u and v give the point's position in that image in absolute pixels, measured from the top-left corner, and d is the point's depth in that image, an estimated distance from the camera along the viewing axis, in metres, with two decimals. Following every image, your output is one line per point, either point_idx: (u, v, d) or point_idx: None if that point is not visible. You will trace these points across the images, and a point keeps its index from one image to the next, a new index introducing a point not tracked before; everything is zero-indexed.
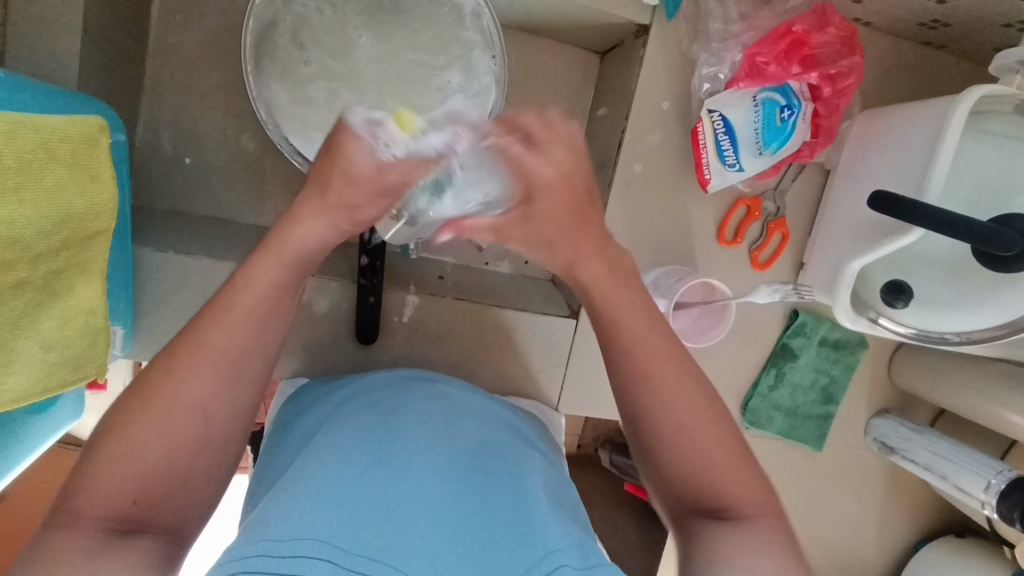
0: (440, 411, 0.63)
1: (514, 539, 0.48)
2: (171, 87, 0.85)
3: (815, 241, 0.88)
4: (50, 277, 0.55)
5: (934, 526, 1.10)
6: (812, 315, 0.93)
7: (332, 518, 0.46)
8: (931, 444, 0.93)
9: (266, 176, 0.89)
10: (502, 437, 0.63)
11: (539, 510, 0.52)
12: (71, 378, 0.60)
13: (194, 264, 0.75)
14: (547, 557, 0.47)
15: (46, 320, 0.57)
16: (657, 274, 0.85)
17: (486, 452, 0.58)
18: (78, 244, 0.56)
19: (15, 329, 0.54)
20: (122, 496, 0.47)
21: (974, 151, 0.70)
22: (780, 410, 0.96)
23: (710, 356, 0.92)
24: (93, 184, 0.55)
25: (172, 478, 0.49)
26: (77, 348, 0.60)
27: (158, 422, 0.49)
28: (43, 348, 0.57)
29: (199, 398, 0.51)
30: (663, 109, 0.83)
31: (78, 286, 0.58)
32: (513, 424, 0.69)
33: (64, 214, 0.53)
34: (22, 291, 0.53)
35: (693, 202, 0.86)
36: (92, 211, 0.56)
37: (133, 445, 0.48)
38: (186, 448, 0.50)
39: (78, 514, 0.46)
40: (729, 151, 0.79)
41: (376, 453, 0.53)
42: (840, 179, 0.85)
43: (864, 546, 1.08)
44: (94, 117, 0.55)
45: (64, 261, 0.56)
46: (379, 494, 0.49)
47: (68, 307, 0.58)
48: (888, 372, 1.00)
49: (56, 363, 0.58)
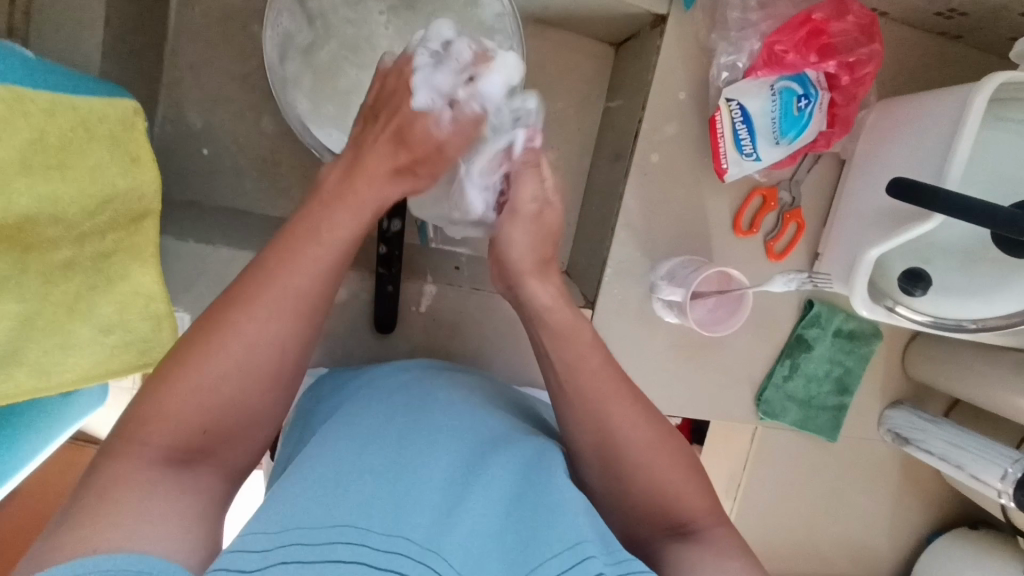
0: (462, 404, 0.63)
1: (544, 530, 0.48)
2: (189, 76, 0.85)
3: (831, 231, 0.88)
4: (98, 259, 0.57)
5: (947, 518, 1.11)
6: (827, 306, 0.93)
7: (358, 505, 0.46)
8: (945, 434, 0.94)
9: (282, 167, 0.89)
10: (522, 427, 0.64)
11: (572, 500, 0.52)
12: (133, 364, 0.60)
13: (213, 253, 0.75)
14: (579, 546, 0.46)
15: (103, 304, 0.58)
16: (673, 264, 0.85)
17: (511, 442, 0.58)
18: (126, 226, 0.58)
19: (71, 312, 0.55)
20: (192, 425, 0.49)
21: (993, 140, 0.71)
22: (794, 401, 0.96)
23: (725, 345, 0.92)
24: (134, 167, 0.57)
25: (238, 418, 0.52)
26: (140, 331, 0.60)
27: (237, 359, 0.51)
28: (101, 331, 0.58)
29: (267, 342, 0.52)
30: (680, 99, 0.83)
31: (132, 272, 0.59)
32: (532, 415, 0.71)
33: (109, 194, 0.55)
34: (72, 272, 0.55)
35: (709, 191, 0.87)
36: (135, 190, 0.58)
37: (207, 381, 0.50)
38: (259, 386, 0.52)
39: (148, 439, 0.48)
40: (746, 140, 0.79)
41: (397, 443, 0.54)
42: (857, 170, 0.85)
43: (876, 538, 1.09)
44: (128, 101, 0.57)
45: (110, 243, 0.57)
46: (402, 486, 0.49)
47: (125, 291, 0.59)
48: (902, 363, 1.01)
49: (115, 346, 0.59)
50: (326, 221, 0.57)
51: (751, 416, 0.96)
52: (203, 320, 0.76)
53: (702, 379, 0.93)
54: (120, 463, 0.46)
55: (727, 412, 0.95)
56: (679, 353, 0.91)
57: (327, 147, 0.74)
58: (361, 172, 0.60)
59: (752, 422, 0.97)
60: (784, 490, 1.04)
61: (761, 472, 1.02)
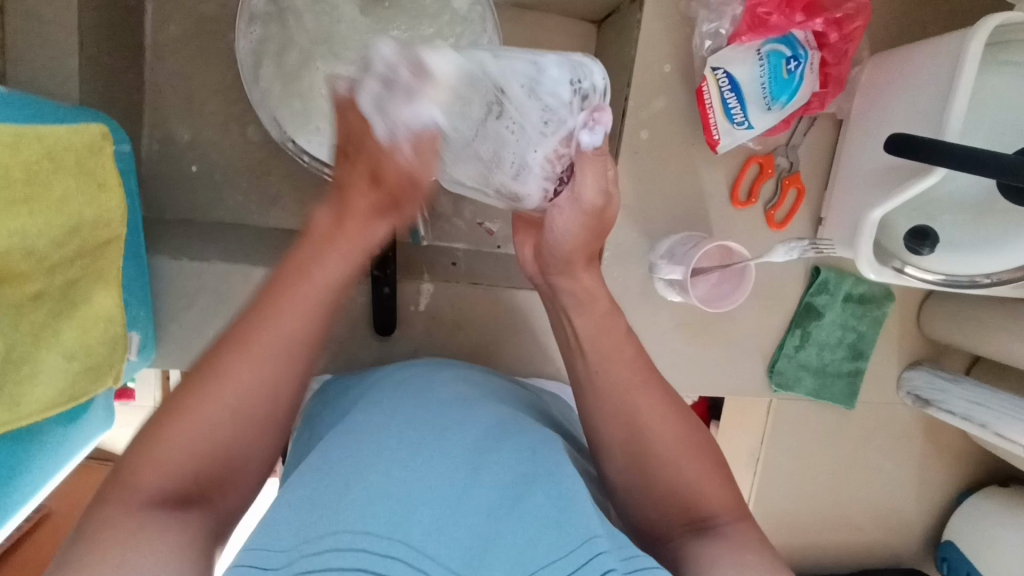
0: (465, 396, 0.63)
1: (551, 526, 0.48)
2: (171, 95, 0.85)
3: (833, 195, 0.85)
4: (66, 286, 0.55)
5: (977, 478, 1.09)
6: (834, 271, 0.91)
7: (366, 507, 0.46)
8: (967, 393, 0.91)
9: (271, 176, 0.89)
10: (522, 416, 0.64)
11: (578, 497, 0.52)
12: (91, 386, 0.60)
13: (208, 268, 0.75)
14: (588, 543, 0.46)
15: (67, 331, 0.56)
16: (673, 242, 0.84)
17: (512, 432, 0.58)
18: (93, 253, 0.57)
19: (37, 340, 0.54)
20: (185, 469, 0.51)
21: (997, 85, 0.67)
22: (808, 370, 0.94)
23: (731, 320, 0.91)
24: (102, 194, 0.56)
25: (230, 478, 0.53)
26: (98, 355, 0.60)
27: (222, 400, 0.53)
28: (67, 358, 0.56)
29: (254, 389, 0.54)
30: (666, 72, 0.81)
31: (95, 295, 0.59)
32: (537, 404, 0.71)
33: (77, 223, 0.54)
34: (40, 302, 0.53)
35: (703, 164, 0.85)
36: (102, 219, 0.57)
37: (199, 423, 0.52)
38: (247, 432, 0.53)
39: (138, 484, 0.49)
40: (737, 109, 0.77)
41: (400, 443, 0.53)
42: (855, 128, 0.82)
43: (904, 502, 1.08)
44: (96, 125, 0.56)
45: (78, 270, 0.56)
46: (409, 481, 0.49)
47: (87, 316, 0.58)
48: (917, 324, 0.98)
49: (78, 372, 0.58)
50: (315, 267, 0.58)
51: (763, 389, 0.95)
52: (204, 336, 0.76)
53: (711, 356, 0.91)
54: (108, 511, 0.47)
55: (740, 386, 0.94)
56: (686, 331, 0.90)
57: (314, 155, 0.74)
58: (346, 214, 0.60)
59: (766, 395, 0.96)
60: (804, 461, 1.03)
61: (778, 445, 1.01)
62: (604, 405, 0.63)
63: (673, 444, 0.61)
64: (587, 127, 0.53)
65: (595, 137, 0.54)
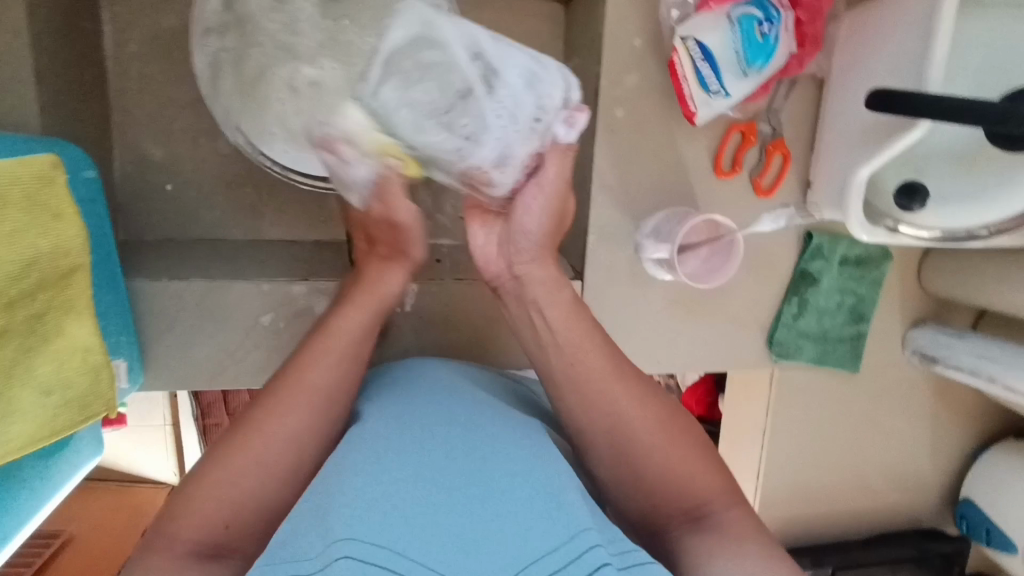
0: (455, 392, 0.62)
1: (544, 521, 0.47)
2: (139, 115, 0.84)
3: (819, 158, 0.83)
4: (32, 321, 0.54)
5: (992, 432, 1.07)
6: (828, 235, 0.89)
7: (355, 514, 0.45)
8: (973, 348, 0.89)
9: (247, 188, 0.88)
10: (517, 409, 0.63)
11: (571, 491, 0.51)
12: (78, 418, 0.59)
13: (189, 287, 0.75)
14: (579, 536, 0.45)
15: (39, 366, 0.56)
16: (657, 220, 0.82)
17: (505, 425, 0.57)
18: (56, 284, 0.55)
19: (9, 380, 0.53)
20: (213, 519, 0.51)
21: (978, 29, 0.65)
22: (808, 338, 0.92)
23: (724, 294, 0.89)
24: (56, 224, 0.54)
25: (252, 512, 0.52)
26: (80, 387, 0.59)
27: (249, 449, 0.54)
28: (43, 393, 0.56)
29: (284, 440, 0.55)
30: (636, 46, 0.79)
31: (67, 328, 0.57)
32: (529, 398, 0.70)
33: (33, 255, 0.53)
34: (8, 339, 0.53)
35: (682, 137, 0.82)
36: (61, 249, 0.55)
37: (228, 475, 0.52)
38: (274, 479, 0.53)
39: (174, 532, 0.50)
40: (711, 78, 0.75)
41: (388, 446, 0.52)
42: (837, 86, 0.80)
43: (918, 463, 1.06)
44: (45, 155, 0.54)
45: (42, 304, 0.55)
46: (398, 484, 0.48)
47: (62, 348, 0.57)
48: (918, 281, 0.96)
49: (58, 406, 0.57)
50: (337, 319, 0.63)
51: (764, 360, 0.93)
52: (193, 356, 0.76)
53: (708, 332, 0.90)
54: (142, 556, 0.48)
55: (740, 360, 0.92)
56: (679, 309, 0.88)
57: (283, 164, 0.74)
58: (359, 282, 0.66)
59: (767, 367, 0.94)
60: (813, 430, 1.01)
61: (784, 416, 0.99)
62: (586, 396, 0.61)
63: (655, 430, 0.60)
64: (565, 124, 0.60)
65: (571, 134, 0.61)
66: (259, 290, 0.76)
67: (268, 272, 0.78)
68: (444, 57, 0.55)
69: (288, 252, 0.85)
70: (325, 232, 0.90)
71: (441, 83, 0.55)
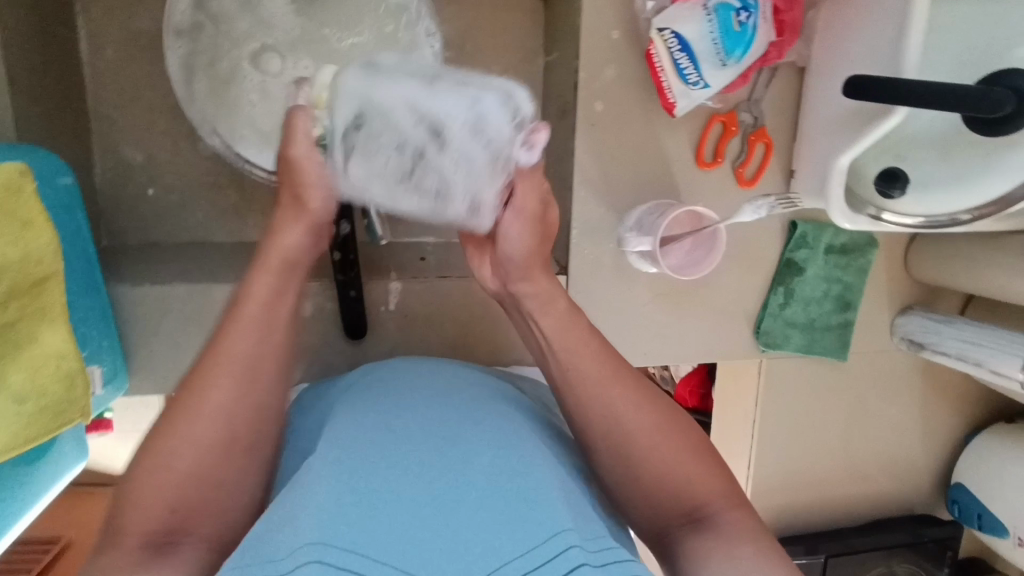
0: (440, 390, 0.62)
1: (520, 521, 0.47)
2: (118, 120, 0.84)
3: (801, 147, 0.82)
4: (4, 329, 0.55)
5: (983, 416, 1.07)
6: (812, 224, 0.88)
7: (333, 519, 0.45)
8: (960, 332, 0.89)
9: (228, 190, 0.88)
10: (499, 402, 0.64)
11: (549, 489, 0.51)
12: (53, 426, 0.59)
13: (171, 291, 0.75)
14: (556, 537, 0.46)
15: (13, 374, 0.56)
16: (640, 213, 0.82)
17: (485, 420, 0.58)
18: (29, 292, 0.56)
19: None
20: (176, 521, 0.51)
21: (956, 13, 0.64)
22: (795, 327, 0.92)
23: (710, 284, 0.89)
24: (27, 231, 0.55)
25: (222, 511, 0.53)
26: (54, 395, 0.59)
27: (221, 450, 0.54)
28: (16, 402, 0.56)
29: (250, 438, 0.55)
30: (614, 38, 0.79)
31: (41, 335, 0.58)
32: (515, 394, 0.70)
33: (3, 263, 0.53)
34: None
35: (663, 128, 0.82)
36: (32, 257, 0.56)
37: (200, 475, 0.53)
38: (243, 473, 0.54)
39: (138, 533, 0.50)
40: (689, 68, 0.74)
41: (369, 447, 0.53)
42: (817, 74, 0.79)
43: (910, 448, 1.06)
44: (13, 163, 0.55)
45: (14, 311, 0.55)
46: (377, 487, 0.48)
47: (34, 356, 0.57)
48: (905, 268, 0.96)
49: (32, 414, 0.57)
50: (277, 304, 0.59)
51: (752, 350, 0.93)
52: (177, 359, 0.76)
53: (694, 323, 0.90)
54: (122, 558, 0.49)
55: (727, 350, 0.92)
56: (665, 301, 0.88)
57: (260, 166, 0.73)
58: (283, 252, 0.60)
59: (755, 356, 0.94)
60: (802, 418, 1.01)
61: (773, 404, 0.99)
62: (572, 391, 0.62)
63: (655, 433, 0.60)
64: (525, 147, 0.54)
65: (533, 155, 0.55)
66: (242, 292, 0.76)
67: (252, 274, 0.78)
68: (386, 128, 0.51)
69: None
70: None
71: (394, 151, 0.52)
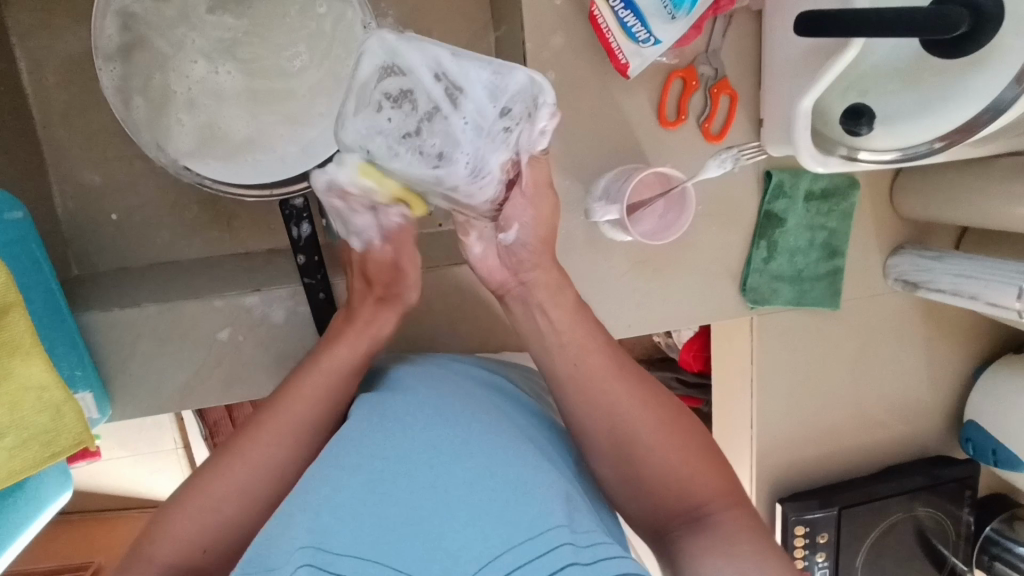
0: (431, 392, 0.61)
1: (511, 515, 0.46)
2: (72, 148, 0.84)
3: (767, 93, 0.79)
4: None
5: (991, 350, 1.04)
6: (788, 171, 0.86)
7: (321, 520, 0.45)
8: (951, 267, 0.86)
9: (192, 206, 0.88)
10: (492, 399, 0.63)
11: (537, 484, 0.50)
12: (43, 457, 0.59)
13: (141, 314, 0.74)
14: (543, 532, 0.45)
15: None
16: (607, 181, 0.79)
17: (483, 418, 0.57)
18: None
19: None
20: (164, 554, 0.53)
21: None
22: (783, 279, 0.90)
23: (688, 245, 0.87)
24: None
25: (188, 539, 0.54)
26: (38, 426, 0.59)
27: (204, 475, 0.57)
28: None
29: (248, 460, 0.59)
30: (558, 3, 0.76)
31: (14, 367, 0.58)
32: (503, 387, 0.69)
33: None
34: None
35: (620, 91, 0.80)
36: None
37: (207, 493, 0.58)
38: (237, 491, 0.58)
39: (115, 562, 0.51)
40: (637, 26, 0.71)
41: (359, 448, 0.52)
42: (774, 15, 0.76)
43: (917, 390, 1.03)
44: None
45: None
46: (366, 485, 0.48)
47: (12, 389, 0.58)
48: (892, 207, 0.93)
49: (15, 447, 0.58)
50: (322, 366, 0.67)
51: (740, 307, 0.91)
52: (156, 380, 0.77)
53: (678, 286, 0.88)
54: None
55: (715, 311, 0.90)
56: (644, 268, 0.86)
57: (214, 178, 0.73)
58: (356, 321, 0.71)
59: (745, 314, 0.92)
60: (802, 371, 0.99)
61: (770, 360, 0.97)
62: None
63: (654, 428, 0.60)
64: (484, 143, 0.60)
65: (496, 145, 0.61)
66: (211, 306, 0.75)
67: (221, 287, 0.78)
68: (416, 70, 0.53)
69: (241, 265, 0.85)
70: (277, 240, 0.89)
71: (392, 100, 0.53)
